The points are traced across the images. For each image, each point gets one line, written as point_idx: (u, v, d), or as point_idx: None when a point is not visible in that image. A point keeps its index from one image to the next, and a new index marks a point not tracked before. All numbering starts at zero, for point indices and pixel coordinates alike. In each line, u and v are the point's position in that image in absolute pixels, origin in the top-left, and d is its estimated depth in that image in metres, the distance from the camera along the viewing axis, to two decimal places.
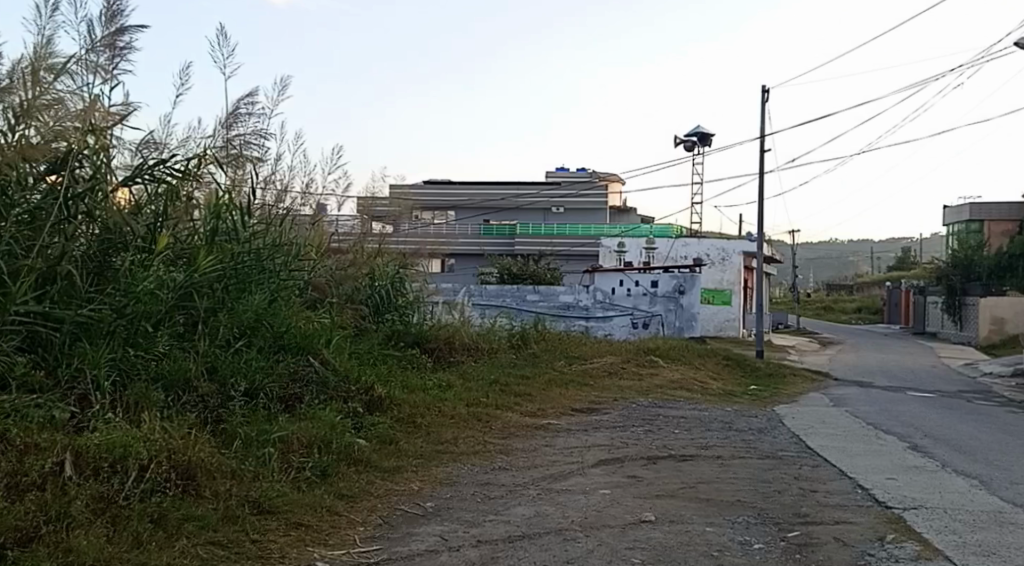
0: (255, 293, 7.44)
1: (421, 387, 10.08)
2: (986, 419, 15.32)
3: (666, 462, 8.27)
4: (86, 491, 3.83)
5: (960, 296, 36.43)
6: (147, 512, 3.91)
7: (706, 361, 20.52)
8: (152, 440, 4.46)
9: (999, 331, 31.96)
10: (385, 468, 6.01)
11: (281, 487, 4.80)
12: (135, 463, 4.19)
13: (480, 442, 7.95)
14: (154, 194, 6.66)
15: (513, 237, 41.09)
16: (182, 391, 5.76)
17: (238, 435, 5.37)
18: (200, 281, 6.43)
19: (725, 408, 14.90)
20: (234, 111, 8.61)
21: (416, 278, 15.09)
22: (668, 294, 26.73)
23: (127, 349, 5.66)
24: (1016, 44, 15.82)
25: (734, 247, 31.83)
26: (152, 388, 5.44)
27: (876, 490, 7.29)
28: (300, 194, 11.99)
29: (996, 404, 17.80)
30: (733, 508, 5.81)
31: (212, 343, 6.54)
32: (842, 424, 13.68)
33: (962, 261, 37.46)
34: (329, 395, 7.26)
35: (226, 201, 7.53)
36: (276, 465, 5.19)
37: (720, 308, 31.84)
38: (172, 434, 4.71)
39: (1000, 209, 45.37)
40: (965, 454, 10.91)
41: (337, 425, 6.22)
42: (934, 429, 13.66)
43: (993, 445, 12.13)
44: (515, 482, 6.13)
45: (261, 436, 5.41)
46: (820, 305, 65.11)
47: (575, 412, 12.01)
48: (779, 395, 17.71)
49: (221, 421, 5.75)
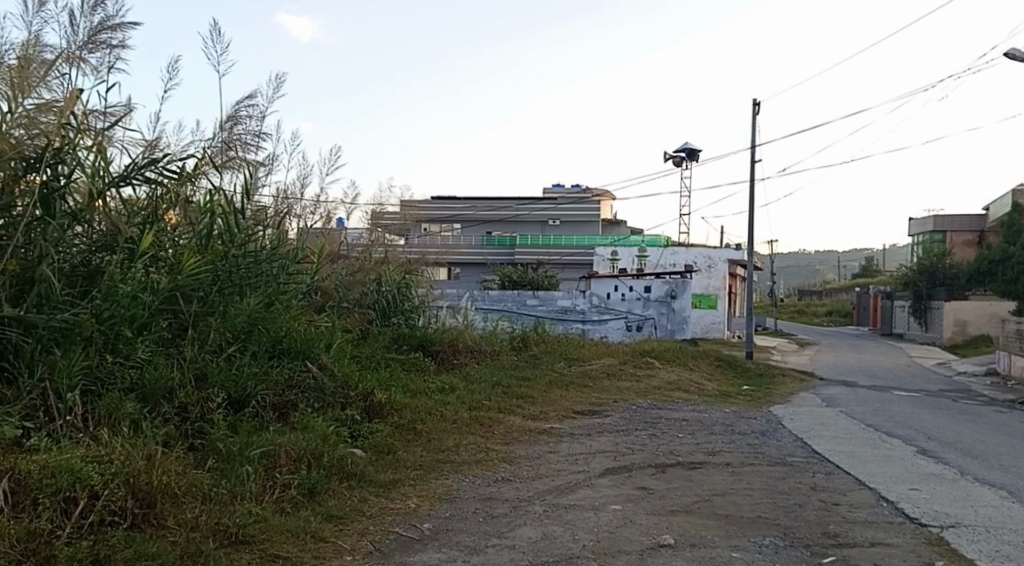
0: (250, 295, 6.96)
1: (424, 391, 9.72)
2: (974, 420, 14.97)
3: (675, 470, 7.90)
4: (15, 528, 3.43)
5: (926, 301, 36.35)
6: (83, 554, 3.49)
7: (699, 362, 20.16)
8: (109, 464, 4.08)
9: (962, 333, 32.29)
10: (382, 483, 5.58)
11: (258, 511, 4.38)
12: (85, 490, 3.82)
13: (483, 450, 7.53)
14: (143, 194, 6.21)
15: (514, 247, 40.73)
16: (162, 401, 5.31)
17: (217, 451, 4.97)
18: (188, 284, 5.93)
19: (724, 408, 14.60)
20: (233, 112, 7.96)
21: (424, 284, 14.68)
22: (660, 299, 26.52)
23: (104, 357, 5.18)
24: (1011, 54, 15.28)
25: (721, 255, 31.69)
26: (127, 399, 5.00)
27: (904, 503, 6.96)
28: (311, 203, 11.69)
29: (983, 404, 17.47)
30: (756, 527, 5.41)
31: (201, 351, 6.07)
32: (842, 426, 13.29)
33: (928, 268, 36.69)
34: (326, 402, 6.82)
35: (228, 199, 7.01)
36: (255, 485, 4.73)
37: (707, 311, 31.59)
38: (138, 453, 4.28)
39: (961, 221, 44.57)
40: (978, 460, 10.57)
41: (331, 436, 5.81)
42: (930, 431, 13.31)
43: (999, 449, 11.78)
44: (519, 496, 5.71)
45: (245, 452, 4.99)
46: (796, 309, 64.90)
47: (577, 414, 11.62)
48: (773, 395, 17.39)
49: (202, 434, 5.31)
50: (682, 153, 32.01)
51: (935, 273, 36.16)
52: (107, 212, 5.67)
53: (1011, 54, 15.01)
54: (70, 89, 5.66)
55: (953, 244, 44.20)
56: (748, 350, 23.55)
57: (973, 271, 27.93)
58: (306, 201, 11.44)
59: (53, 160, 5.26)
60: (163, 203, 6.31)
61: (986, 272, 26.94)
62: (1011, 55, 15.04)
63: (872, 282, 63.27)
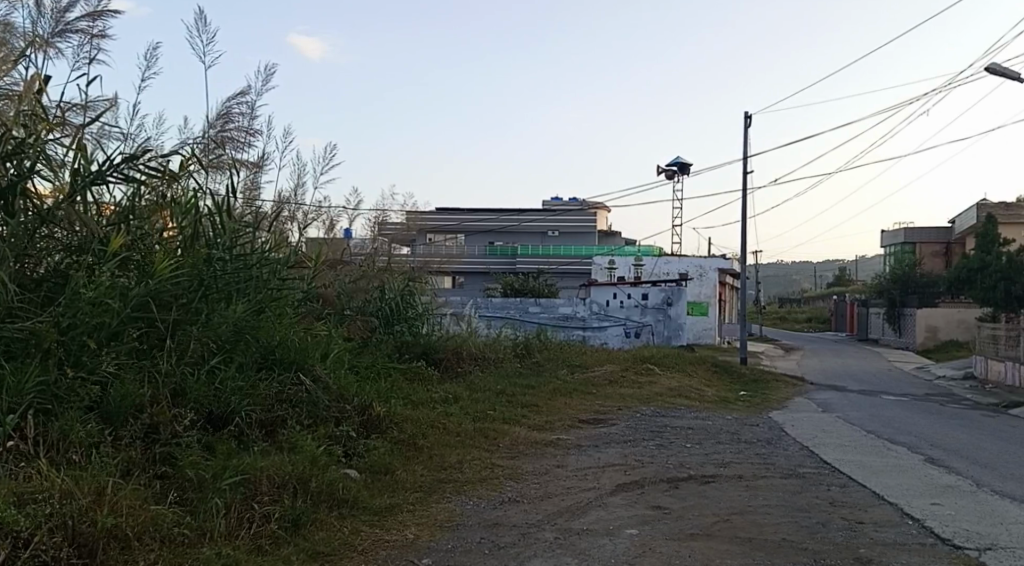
0: (238, 302, 6.29)
1: (425, 401, 9.31)
2: (966, 424, 14.61)
3: (688, 486, 7.48)
4: None
5: (899, 307, 36.09)
6: None
7: (697, 369, 19.71)
8: (48, 500, 3.54)
9: (933, 338, 32.45)
10: (377, 510, 5.10)
11: (231, 552, 3.89)
12: (9, 538, 3.26)
13: (487, 466, 7.10)
14: (119, 194, 5.69)
15: (515, 258, 40.39)
16: (129, 421, 4.66)
17: (189, 479, 4.41)
18: (163, 288, 5.23)
19: (726, 415, 14.20)
20: (225, 110, 7.45)
21: (427, 291, 14.35)
22: (658, 307, 25.84)
23: (63, 371, 4.52)
24: (994, 69, 14.89)
25: (713, 263, 31.48)
26: (88, 420, 4.37)
27: (931, 521, 6.55)
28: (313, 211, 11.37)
29: (973, 408, 17.17)
30: (784, 552, 5.02)
31: (180, 364, 5.45)
32: (844, 433, 12.85)
33: (900, 277, 36.89)
34: (318, 417, 6.37)
35: (216, 200, 6.47)
36: (226, 521, 4.16)
37: (698, 319, 31.17)
38: (84, 487, 3.74)
39: (928, 233, 44.22)
40: (987, 468, 10.23)
41: (321, 458, 5.35)
42: (931, 437, 12.93)
43: (1004, 455, 11.45)
44: (528, 521, 5.30)
45: (218, 480, 4.42)
46: (776, 315, 64.53)
47: (583, 423, 11.18)
48: (771, 401, 17.03)
49: (172, 459, 4.64)
50: (674, 167, 31.68)
51: (907, 281, 36.61)
52: (78, 213, 5.11)
53: (991, 69, 14.78)
54: (31, 79, 5.11)
55: (922, 255, 43.91)
56: (742, 357, 22.94)
57: (952, 278, 27.50)
58: (314, 207, 11.02)
59: (13, 153, 4.78)
60: (140, 202, 5.74)
61: (962, 280, 26.40)
62: (991, 70, 14.80)
63: (848, 289, 63.62)
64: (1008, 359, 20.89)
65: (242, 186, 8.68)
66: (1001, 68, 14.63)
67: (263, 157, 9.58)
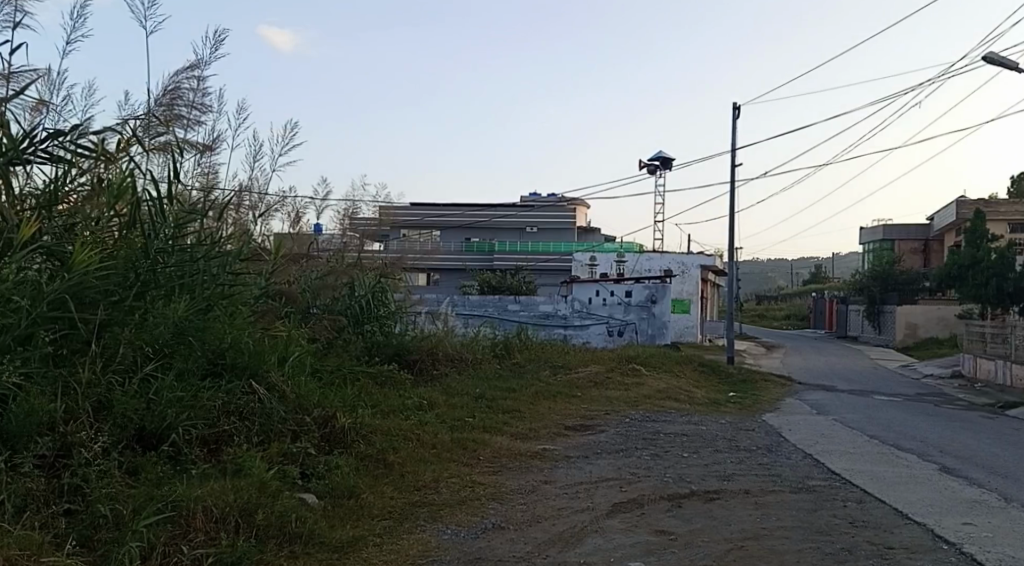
0: (181, 300, 5.62)
1: (396, 409, 8.66)
2: (966, 427, 14.01)
3: (692, 504, 6.80)
4: None
5: (880, 305, 35.54)
6: None
7: (686, 369, 19.06)
8: None
9: (914, 335, 31.95)
10: (339, 546, 4.39)
11: None
12: None
13: (467, 485, 6.41)
14: (44, 179, 5.00)
15: (492, 254, 40.01)
16: (35, 444, 4.00)
17: (104, 514, 3.74)
18: (89, 283, 4.53)
19: (717, 419, 13.56)
20: (173, 86, 6.76)
21: (400, 288, 13.69)
22: (642, 304, 25.11)
23: None
24: (991, 59, 14.24)
25: (694, 260, 30.67)
26: None
27: (969, 546, 5.86)
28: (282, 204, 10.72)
29: (967, 409, 16.58)
30: None
31: (105, 373, 4.80)
32: (846, 438, 12.19)
33: (879, 274, 36.41)
34: (271, 432, 5.74)
35: (161, 186, 5.76)
36: None
37: (680, 316, 30.39)
38: None
39: (908, 232, 43.75)
40: (1001, 478, 9.60)
41: (271, 482, 4.70)
42: (937, 443, 12.28)
43: (1016, 463, 10.82)
44: (515, 554, 4.60)
45: (138, 516, 3.77)
46: (756, 312, 64.12)
47: (568, 431, 10.48)
48: (761, 402, 16.40)
49: (84, 488, 3.99)
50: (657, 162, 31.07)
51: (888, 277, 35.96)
52: None
53: (988, 58, 14.15)
54: None
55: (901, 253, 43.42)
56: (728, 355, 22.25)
57: (938, 276, 26.94)
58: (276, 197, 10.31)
59: None
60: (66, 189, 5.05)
61: (952, 278, 25.75)
62: (988, 59, 14.17)
63: (825, 287, 63.42)
64: (996, 358, 20.36)
65: (189, 171, 7.96)
66: (998, 57, 13.99)
67: (216, 139, 8.96)
